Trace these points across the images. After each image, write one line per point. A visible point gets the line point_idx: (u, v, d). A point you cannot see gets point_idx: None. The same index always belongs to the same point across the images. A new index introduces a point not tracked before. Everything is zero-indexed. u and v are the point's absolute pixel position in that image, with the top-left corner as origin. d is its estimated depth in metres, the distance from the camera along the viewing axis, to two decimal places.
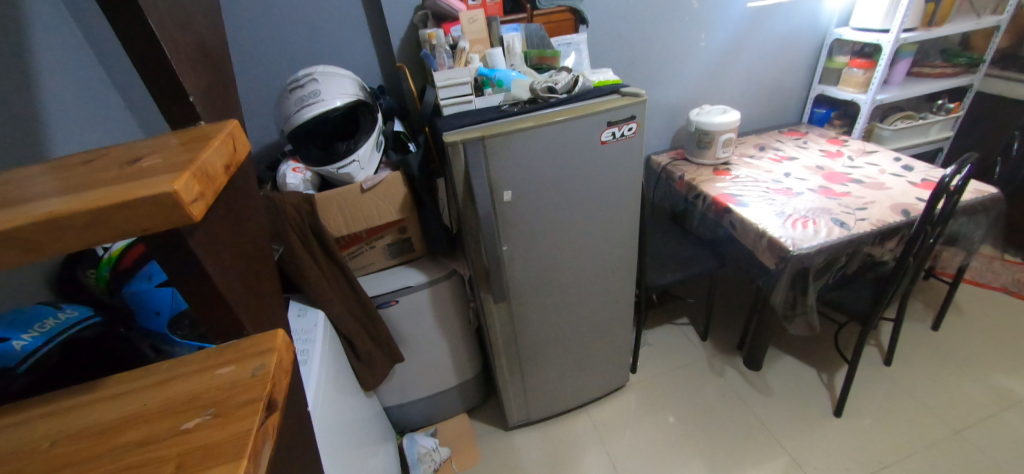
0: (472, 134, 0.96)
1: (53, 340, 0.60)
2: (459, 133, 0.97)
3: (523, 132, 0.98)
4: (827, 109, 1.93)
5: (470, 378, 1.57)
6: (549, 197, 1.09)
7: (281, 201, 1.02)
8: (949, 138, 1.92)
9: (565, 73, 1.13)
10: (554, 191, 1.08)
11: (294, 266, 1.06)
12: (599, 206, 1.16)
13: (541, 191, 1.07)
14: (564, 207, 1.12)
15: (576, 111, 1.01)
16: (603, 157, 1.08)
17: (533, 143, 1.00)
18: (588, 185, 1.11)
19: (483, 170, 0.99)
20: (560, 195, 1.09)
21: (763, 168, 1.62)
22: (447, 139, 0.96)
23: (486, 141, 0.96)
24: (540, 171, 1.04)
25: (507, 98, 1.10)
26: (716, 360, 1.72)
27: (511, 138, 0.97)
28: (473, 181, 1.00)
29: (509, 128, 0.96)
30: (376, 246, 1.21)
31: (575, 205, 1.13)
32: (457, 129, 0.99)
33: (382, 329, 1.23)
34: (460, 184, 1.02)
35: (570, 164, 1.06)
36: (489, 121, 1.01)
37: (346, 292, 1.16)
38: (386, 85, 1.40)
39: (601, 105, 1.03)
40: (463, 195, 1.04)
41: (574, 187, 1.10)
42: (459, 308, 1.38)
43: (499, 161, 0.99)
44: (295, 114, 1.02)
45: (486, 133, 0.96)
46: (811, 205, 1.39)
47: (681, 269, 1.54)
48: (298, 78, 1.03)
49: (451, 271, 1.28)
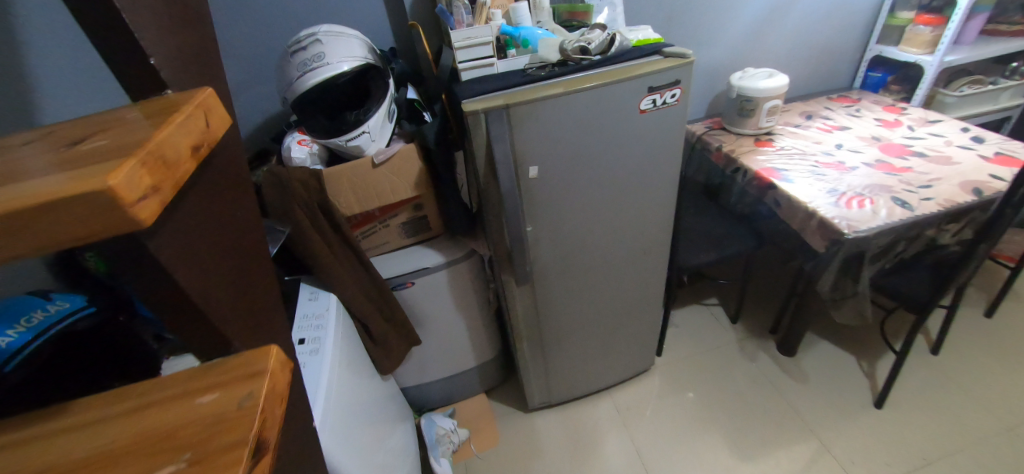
0: (494, 102, 0.84)
1: (44, 334, 0.53)
2: (480, 100, 0.85)
3: (553, 99, 0.86)
4: (884, 73, 1.74)
5: (489, 360, 1.51)
6: (578, 174, 0.98)
7: (287, 177, 0.94)
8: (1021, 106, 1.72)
9: (599, 30, 0.99)
10: (585, 167, 0.97)
11: (304, 247, 0.99)
12: (633, 183, 1.04)
13: (570, 167, 0.96)
14: (594, 184, 1.00)
15: (613, 75, 0.89)
16: (640, 128, 0.96)
17: (564, 113, 0.88)
18: (622, 161, 0.99)
19: (507, 143, 0.88)
20: (591, 171, 0.98)
21: (810, 139, 1.48)
22: (466, 108, 0.84)
23: (510, 110, 0.85)
24: (570, 145, 0.92)
25: (534, 60, 0.97)
26: (748, 344, 1.63)
27: (539, 106, 0.86)
28: (496, 156, 0.89)
29: (537, 96, 0.85)
30: (390, 225, 1.12)
31: (607, 181, 1.01)
32: (477, 96, 0.87)
33: (397, 311, 1.17)
34: (482, 159, 0.91)
35: (604, 137, 0.94)
36: (513, 88, 0.89)
37: (359, 274, 1.09)
38: (398, 47, 1.28)
39: (641, 68, 0.90)
40: (484, 171, 0.93)
41: (607, 162, 0.98)
42: (478, 290, 1.30)
43: (524, 133, 0.88)
44: (297, 80, 0.91)
45: (511, 102, 0.84)
46: (867, 182, 1.25)
47: (716, 249, 1.43)
48: (299, 39, 0.92)
49: (471, 251, 1.19)
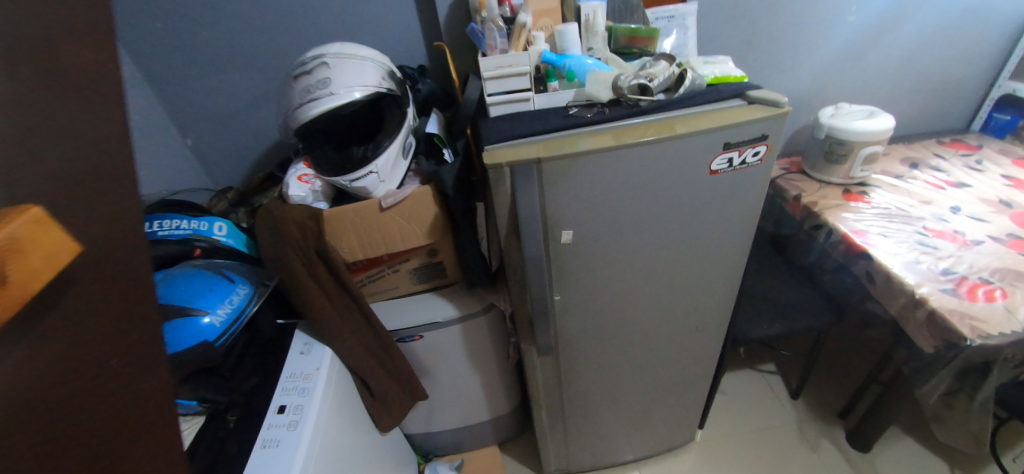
0: (524, 154, 0.68)
1: None
2: (505, 148, 0.69)
3: (599, 155, 0.67)
4: (1015, 115, 1.42)
5: (505, 414, 1.35)
6: (625, 243, 0.78)
7: (281, 219, 0.83)
8: None
9: (665, 62, 0.79)
10: (633, 235, 0.78)
11: (299, 295, 0.88)
12: (691, 254, 0.84)
13: (615, 234, 0.77)
14: (641, 254, 0.81)
15: (679, 126, 0.69)
16: (707, 192, 0.75)
17: (610, 172, 0.70)
18: (681, 229, 0.79)
19: (535, 204, 0.71)
20: (641, 240, 0.79)
21: (916, 196, 1.21)
22: (487, 158, 0.68)
23: (541, 166, 0.68)
24: (617, 208, 0.74)
25: (580, 97, 0.79)
26: (809, 428, 1.38)
27: (580, 162, 0.68)
28: (521, 217, 0.72)
29: (578, 149, 0.67)
30: (400, 270, 0.99)
31: (658, 252, 0.81)
32: (504, 142, 0.71)
33: (402, 365, 1.03)
34: (503, 218, 0.75)
35: (660, 201, 0.74)
36: (551, 133, 0.72)
37: (360, 325, 0.96)
38: (430, 64, 1.14)
39: (717, 119, 0.70)
40: (505, 231, 0.77)
41: (661, 230, 0.78)
42: (496, 344, 1.14)
43: (557, 194, 0.71)
44: (298, 108, 0.78)
45: (543, 156, 0.67)
46: (996, 264, 0.98)
47: (783, 319, 1.20)
48: (305, 62, 0.80)
49: (490, 305, 1.04)
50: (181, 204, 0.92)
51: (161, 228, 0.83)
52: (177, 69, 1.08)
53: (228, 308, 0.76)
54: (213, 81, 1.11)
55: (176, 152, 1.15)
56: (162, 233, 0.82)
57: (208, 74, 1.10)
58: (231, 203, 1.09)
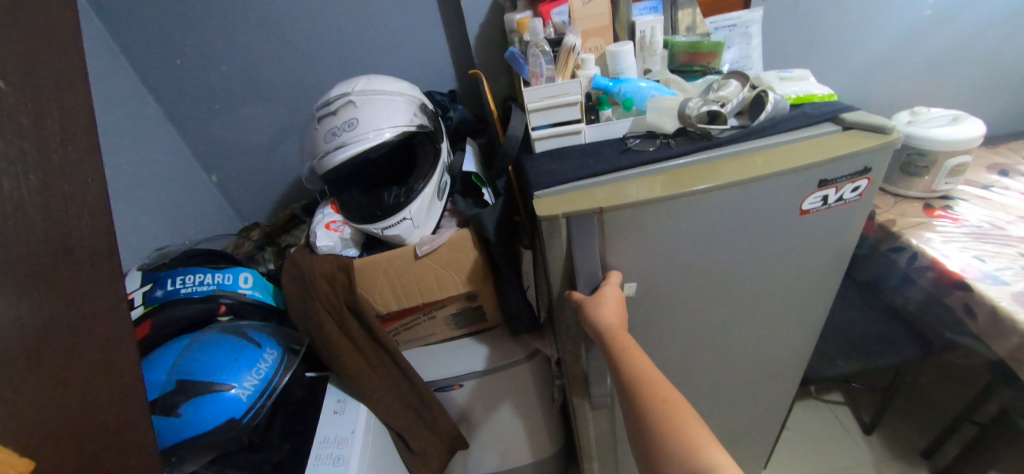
0: (584, 202, 0.58)
1: None
2: (560, 195, 0.60)
3: (670, 201, 0.57)
4: None
5: (548, 456, 1.24)
6: (697, 293, 0.68)
7: (309, 271, 0.77)
8: None
9: (737, 82, 0.68)
10: (706, 284, 0.67)
11: (330, 352, 0.81)
12: (771, 302, 0.73)
13: (686, 284, 0.66)
14: (713, 305, 0.70)
15: (765, 160, 0.59)
16: (795, 235, 0.64)
17: (683, 219, 0.59)
18: (762, 275, 0.68)
19: (593, 256, 0.61)
20: (716, 288, 0.68)
21: (1013, 211, 1.03)
22: (539, 208, 0.59)
23: (603, 216, 0.58)
24: (689, 256, 0.63)
25: (640, 127, 0.69)
26: (888, 470, 1.19)
27: (648, 210, 0.58)
28: (579, 271, 0.63)
29: (647, 195, 0.57)
30: (436, 316, 0.91)
31: (734, 300, 0.70)
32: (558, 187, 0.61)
33: (443, 419, 0.94)
34: (557, 270, 0.65)
35: (740, 246, 0.64)
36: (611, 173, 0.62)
37: (396, 378, 0.87)
38: (461, 89, 1.06)
39: (810, 151, 0.59)
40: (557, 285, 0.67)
41: (739, 278, 0.67)
42: (540, 389, 1.05)
43: (621, 245, 0.61)
44: (323, 152, 0.71)
45: (607, 204, 0.57)
46: None
47: (860, 354, 1.07)
48: (329, 101, 0.74)
49: (535, 350, 0.95)
50: (205, 255, 0.87)
51: (183, 285, 0.77)
52: (200, 106, 1.03)
53: (255, 378, 0.69)
54: (236, 116, 1.05)
55: (202, 191, 1.11)
56: (184, 290, 0.77)
57: (232, 109, 1.04)
58: (258, 245, 1.04)
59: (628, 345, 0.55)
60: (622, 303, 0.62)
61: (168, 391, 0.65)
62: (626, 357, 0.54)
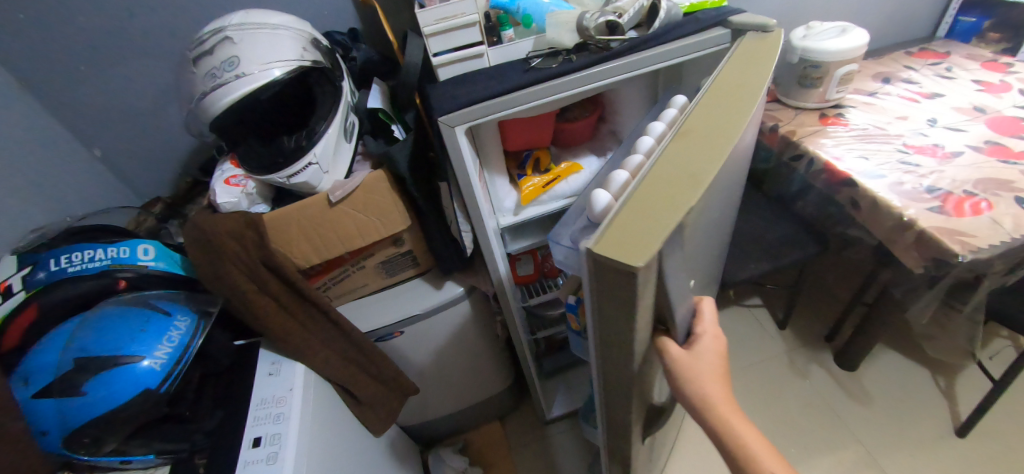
0: (664, 214, 0.35)
1: None
2: (626, 225, 0.35)
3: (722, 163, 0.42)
4: (980, 17, 1.25)
5: (499, 391, 1.29)
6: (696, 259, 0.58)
7: (212, 231, 0.71)
8: None
9: None
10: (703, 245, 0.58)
11: (252, 313, 0.77)
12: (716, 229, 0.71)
13: (694, 258, 0.55)
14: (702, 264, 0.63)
15: (748, 86, 0.49)
16: (742, 151, 0.63)
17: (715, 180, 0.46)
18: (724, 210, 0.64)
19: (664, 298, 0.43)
20: (704, 246, 0.60)
21: (892, 113, 1.12)
22: (624, 256, 0.33)
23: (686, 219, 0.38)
24: (703, 223, 0.51)
25: (542, 45, 0.67)
26: (800, 357, 1.34)
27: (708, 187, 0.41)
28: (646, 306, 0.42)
29: (711, 166, 0.39)
30: (366, 266, 0.89)
31: (705, 251, 0.64)
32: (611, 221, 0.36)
33: (387, 367, 0.94)
34: (639, 351, 0.44)
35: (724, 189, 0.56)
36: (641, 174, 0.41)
37: (331, 333, 0.86)
38: (363, 27, 0.98)
39: (756, 63, 0.53)
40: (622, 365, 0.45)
41: (713, 223, 0.61)
42: (481, 328, 1.07)
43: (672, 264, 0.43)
44: (203, 97, 0.65)
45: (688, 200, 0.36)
46: (977, 175, 0.93)
47: (770, 257, 1.17)
48: (202, 39, 0.67)
49: (471, 288, 0.96)
50: (92, 230, 0.78)
51: (70, 263, 0.69)
52: (56, 66, 0.88)
53: (168, 346, 0.67)
54: (104, 76, 0.92)
55: (83, 167, 0.98)
56: (72, 269, 0.69)
57: (101, 68, 0.91)
58: (159, 218, 0.94)
59: (727, 413, 0.47)
60: (716, 344, 0.51)
61: (65, 373, 0.60)
62: (724, 425, 0.47)
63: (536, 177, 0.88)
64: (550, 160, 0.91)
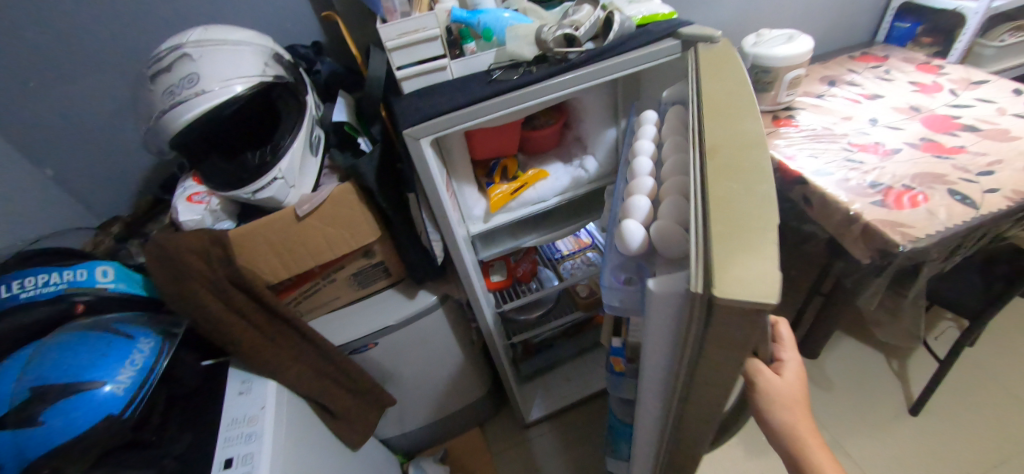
0: (761, 241, 0.36)
1: None
2: (733, 263, 0.34)
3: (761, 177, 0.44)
4: (914, 22, 1.34)
5: (477, 397, 1.29)
6: None
7: (175, 250, 0.70)
8: None
9: (588, 6, 0.71)
10: None
11: (220, 332, 0.75)
12: None
13: None
14: None
15: (739, 94, 0.52)
16: None
17: None
18: None
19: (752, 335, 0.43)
20: None
21: (838, 114, 1.19)
22: (755, 296, 0.33)
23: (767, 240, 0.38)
24: None
25: (502, 58, 0.70)
26: None
27: None
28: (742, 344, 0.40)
29: (768, 180, 0.40)
30: (337, 279, 0.89)
31: None
32: (709, 262, 0.36)
33: (362, 379, 0.94)
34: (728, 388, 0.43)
35: None
36: (699, 206, 0.41)
37: (303, 347, 0.85)
38: (326, 40, 0.98)
39: (726, 68, 0.57)
40: (704, 412, 0.45)
41: None
42: (456, 335, 1.07)
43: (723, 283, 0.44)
44: (162, 115, 0.64)
45: (769, 221, 0.37)
46: (913, 170, 1.00)
47: None
48: (160, 56, 0.66)
49: (445, 296, 0.97)
50: (47, 253, 0.75)
51: (23, 289, 0.67)
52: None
53: (131, 370, 0.65)
54: (52, 94, 0.88)
55: (34, 188, 0.94)
56: (26, 295, 0.67)
57: (48, 86, 0.88)
58: (118, 239, 0.91)
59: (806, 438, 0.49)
60: (798, 371, 0.51)
61: (20, 403, 0.58)
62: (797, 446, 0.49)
63: (504, 184, 0.89)
64: (517, 167, 0.93)
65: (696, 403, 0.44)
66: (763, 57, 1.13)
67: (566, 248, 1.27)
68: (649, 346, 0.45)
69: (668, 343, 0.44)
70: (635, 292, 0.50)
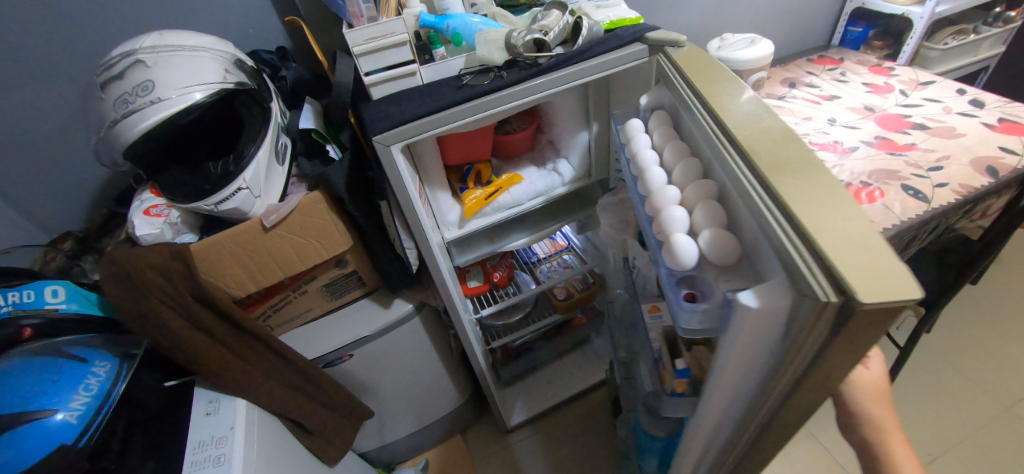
0: (866, 236, 0.35)
1: None
2: (858, 266, 0.32)
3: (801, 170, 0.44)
4: (865, 27, 1.41)
5: (457, 405, 1.27)
6: None
7: (132, 266, 0.66)
8: (1000, 55, 1.38)
9: (556, 11, 0.71)
10: None
11: (183, 351, 0.72)
12: None
13: None
14: None
15: (741, 93, 0.52)
16: None
17: None
18: None
19: None
20: None
21: (799, 115, 1.23)
22: (897, 294, 0.31)
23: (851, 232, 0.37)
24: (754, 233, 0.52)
25: (473, 63, 0.69)
26: None
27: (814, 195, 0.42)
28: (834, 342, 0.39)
29: (828, 172, 0.39)
30: (308, 291, 0.86)
31: None
32: (830, 266, 0.33)
33: (337, 393, 0.92)
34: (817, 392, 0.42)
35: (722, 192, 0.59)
36: (773, 207, 0.39)
37: (274, 363, 0.82)
38: (291, 45, 0.95)
39: (709, 68, 0.58)
40: (792, 423, 0.43)
41: None
42: (434, 343, 1.06)
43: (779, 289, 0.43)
44: (115, 124, 0.61)
45: (857, 212, 0.36)
46: (870, 167, 1.04)
47: None
48: (110, 63, 0.63)
49: (421, 303, 0.96)
50: None
51: None
52: None
53: (85, 396, 0.61)
54: None
55: None
56: None
57: None
58: (70, 256, 0.86)
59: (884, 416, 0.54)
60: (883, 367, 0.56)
61: None
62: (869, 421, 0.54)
63: (478, 189, 0.89)
64: (491, 172, 0.92)
65: (791, 414, 0.42)
66: (727, 61, 1.16)
67: (542, 252, 1.28)
68: (733, 365, 0.43)
69: (758, 361, 0.41)
70: (716, 311, 0.45)
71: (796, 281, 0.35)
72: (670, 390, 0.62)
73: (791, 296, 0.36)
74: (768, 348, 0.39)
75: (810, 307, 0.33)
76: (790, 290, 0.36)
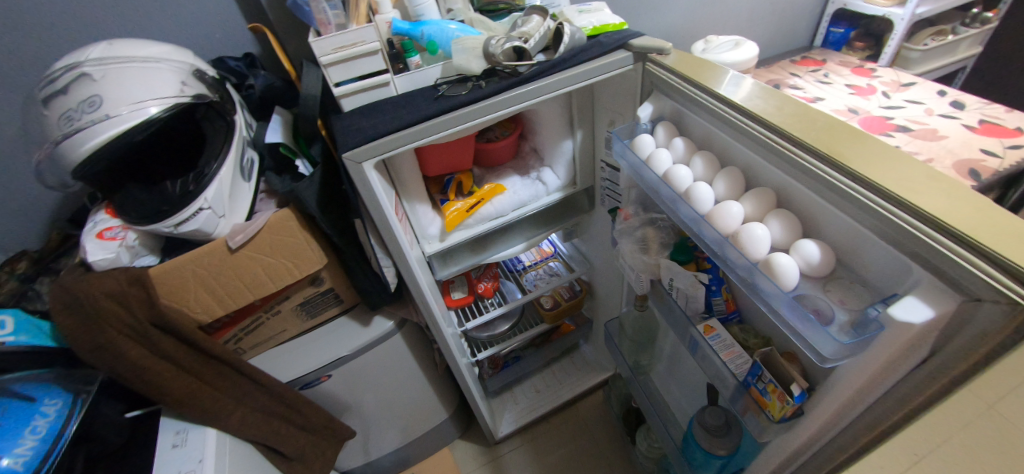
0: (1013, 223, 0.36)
1: None
2: None
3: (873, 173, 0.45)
4: (847, 28, 1.40)
5: (443, 418, 1.24)
6: None
7: (82, 294, 0.61)
8: (978, 55, 1.38)
9: (537, 17, 0.68)
10: None
11: (145, 381, 0.67)
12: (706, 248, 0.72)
13: None
14: None
15: (772, 103, 0.52)
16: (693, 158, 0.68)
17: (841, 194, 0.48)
18: None
19: None
20: None
21: None
22: None
23: None
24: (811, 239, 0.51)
25: (449, 72, 0.66)
26: None
27: None
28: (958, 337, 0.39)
29: (927, 172, 0.41)
30: (282, 311, 0.82)
31: None
32: (1008, 264, 0.33)
33: (314, 415, 0.87)
34: None
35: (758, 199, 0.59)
36: (902, 214, 0.39)
37: (246, 388, 0.77)
38: (259, 50, 0.90)
39: (713, 76, 0.59)
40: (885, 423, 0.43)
41: None
42: (417, 359, 1.02)
43: (896, 295, 0.43)
44: (62, 142, 0.56)
45: (986, 201, 0.38)
46: None
47: None
48: (54, 76, 0.58)
49: (403, 320, 0.93)
50: None
51: None
52: None
53: (32, 440, 0.59)
54: None
55: None
56: None
57: None
58: (24, 279, 0.79)
59: None
60: None
61: None
62: None
63: (460, 201, 0.86)
64: (472, 182, 0.89)
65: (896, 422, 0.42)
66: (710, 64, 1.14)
67: (529, 259, 1.25)
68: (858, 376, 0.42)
69: (894, 370, 0.40)
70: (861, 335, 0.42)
71: (968, 286, 0.35)
72: (780, 416, 0.54)
73: (959, 299, 0.36)
74: (922, 350, 0.39)
75: (997, 310, 0.33)
76: (957, 294, 0.36)
